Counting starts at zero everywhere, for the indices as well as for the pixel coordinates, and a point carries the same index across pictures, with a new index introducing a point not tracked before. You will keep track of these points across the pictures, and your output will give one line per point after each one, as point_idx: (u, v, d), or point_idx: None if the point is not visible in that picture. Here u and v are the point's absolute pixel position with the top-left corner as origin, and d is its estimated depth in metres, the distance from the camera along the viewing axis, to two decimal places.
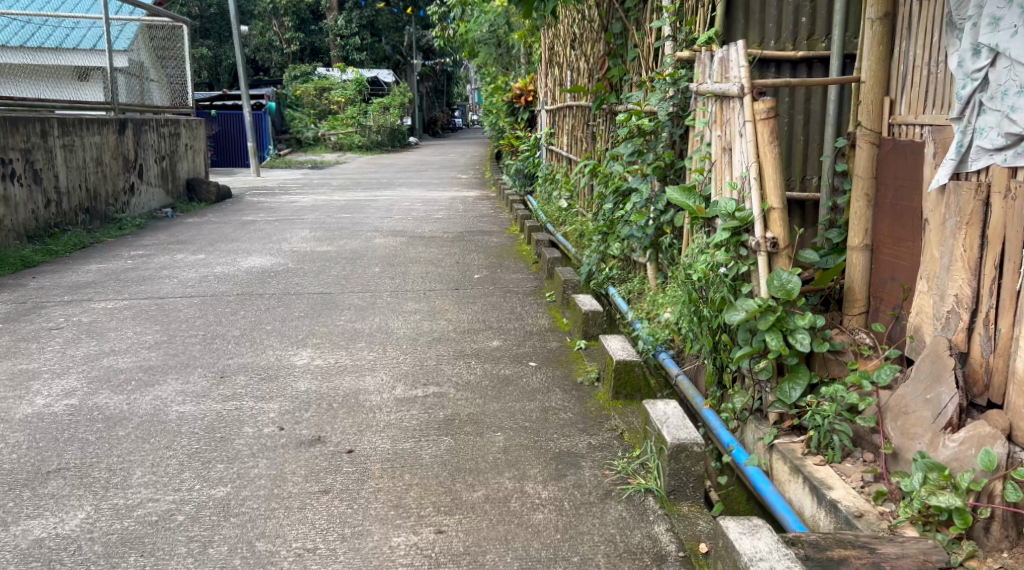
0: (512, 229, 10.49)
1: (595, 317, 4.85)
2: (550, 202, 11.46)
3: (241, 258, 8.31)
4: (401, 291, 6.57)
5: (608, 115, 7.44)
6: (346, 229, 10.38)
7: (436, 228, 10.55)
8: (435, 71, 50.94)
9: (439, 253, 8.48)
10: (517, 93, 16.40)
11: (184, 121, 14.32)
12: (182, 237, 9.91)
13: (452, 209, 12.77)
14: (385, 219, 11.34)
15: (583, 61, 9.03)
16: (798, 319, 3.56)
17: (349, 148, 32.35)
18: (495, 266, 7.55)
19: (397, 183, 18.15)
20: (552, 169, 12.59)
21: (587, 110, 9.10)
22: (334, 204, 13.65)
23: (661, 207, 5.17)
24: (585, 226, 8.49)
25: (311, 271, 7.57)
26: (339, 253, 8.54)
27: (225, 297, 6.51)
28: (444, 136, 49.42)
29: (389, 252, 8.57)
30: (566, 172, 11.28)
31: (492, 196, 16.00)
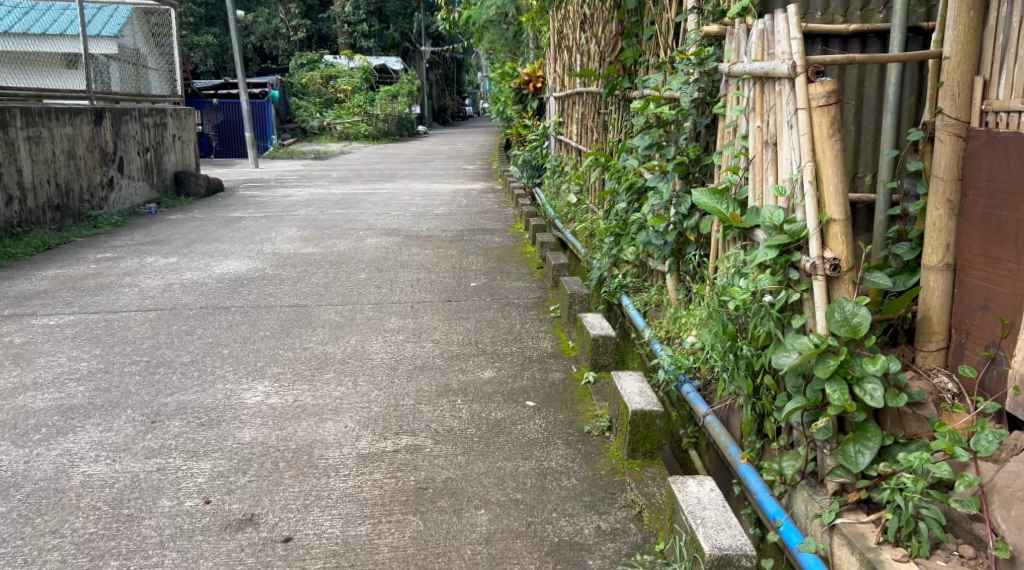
0: (517, 225, 9.70)
1: (606, 343, 4.05)
2: (559, 196, 10.66)
3: (216, 262, 7.57)
4: (385, 303, 5.81)
5: (621, 102, 6.63)
6: (337, 227, 9.62)
7: (435, 224, 9.79)
8: (445, 58, 50.04)
9: (434, 255, 7.70)
10: (525, 79, 15.58)
11: (172, 110, 13.53)
12: (159, 236, 9.17)
13: (455, 203, 12.00)
14: (382, 215, 10.56)
15: (594, 42, 8.22)
16: (866, 363, 2.74)
17: (354, 137, 31.58)
18: (494, 272, 6.77)
19: (400, 174, 17.38)
20: (562, 161, 11.79)
21: (598, 97, 8.29)
22: (330, 198, 12.88)
23: (684, 210, 4.35)
24: (596, 225, 7.69)
25: (291, 277, 6.82)
26: (324, 256, 7.78)
27: (185, 310, 5.77)
28: (454, 125, 48.57)
29: (380, 255, 7.81)
30: (575, 163, 10.46)
31: (498, 188, 15.23)
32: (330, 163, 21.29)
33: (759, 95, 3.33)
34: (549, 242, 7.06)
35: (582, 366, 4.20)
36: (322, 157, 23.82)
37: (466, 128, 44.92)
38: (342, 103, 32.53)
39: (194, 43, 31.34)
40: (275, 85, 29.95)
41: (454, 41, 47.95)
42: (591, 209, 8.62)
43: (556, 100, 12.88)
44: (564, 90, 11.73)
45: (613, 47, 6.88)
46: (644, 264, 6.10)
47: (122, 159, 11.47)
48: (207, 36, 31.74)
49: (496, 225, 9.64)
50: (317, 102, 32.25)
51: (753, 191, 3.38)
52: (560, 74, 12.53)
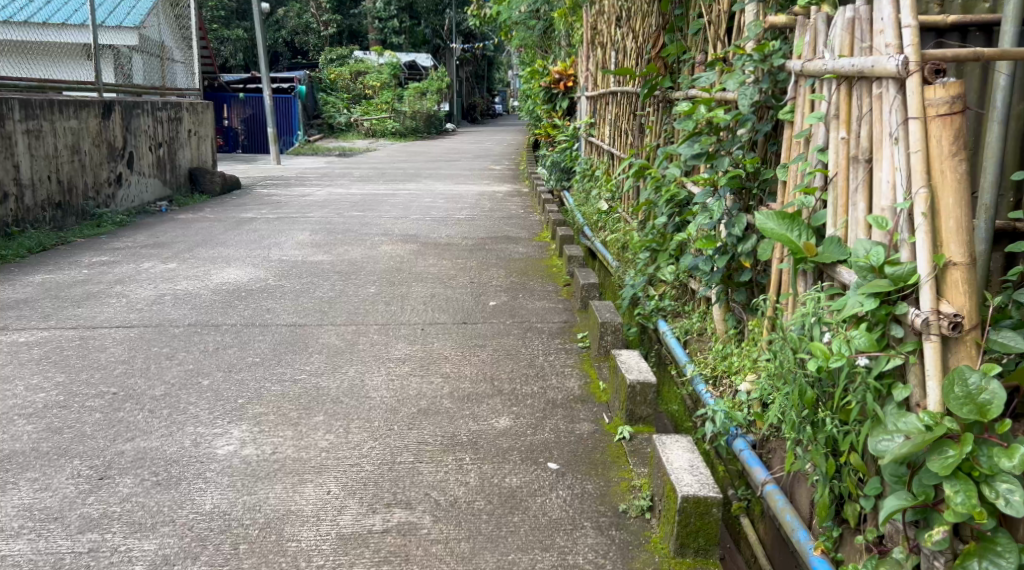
0: (544, 233, 9.06)
1: (645, 392, 3.36)
2: (590, 202, 9.99)
3: (217, 269, 6.99)
4: (394, 324, 5.21)
5: (662, 103, 5.99)
6: (352, 232, 9.02)
7: (458, 231, 9.16)
8: (476, 55, 49.50)
9: (452, 267, 7.08)
10: (556, 77, 14.92)
11: (188, 105, 12.86)
12: (162, 238, 8.62)
13: (479, 207, 11.38)
14: (401, 220, 9.96)
15: (634, 38, 7.55)
16: (998, 455, 2.07)
17: (381, 134, 31.07)
18: (516, 289, 6.13)
19: (424, 174, 16.80)
20: (593, 165, 11.12)
21: (634, 98, 7.65)
22: (349, 199, 12.31)
23: (740, 234, 3.67)
24: (630, 237, 7.05)
25: (293, 290, 6.22)
26: (333, 265, 7.18)
27: (172, 328, 5.18)
28: (483, 123, 48.02)
29: (393, 264, 7.21)
30: (608, 167, 9.81)
31: (526, 191, 14.59)
32: (354, 161, 20.76)
33: (846, 99, 2.67)
34: (578, 256, 6.42)
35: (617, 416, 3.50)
36: (347, 154, 23.31)
37: (496, 126, 44.31)
38: (370, 99, 32.03)
39: (222, 36, 30.98)
40: (302, 80, 29.48)
41: (486, 37, 47.34)
42: (625, 219, 7.95)
43: (589, 100, 12.22)
44: (598, 89, 11.06)
45: (653, 43, 6.21)
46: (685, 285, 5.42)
47: (132, 155, 10.87)
48: (236, 29, 31.37)
49: (522, 233, 9.00)
50: (345, 98, 31.78)
51: (831, 217, 2.73)
52: (594, 73, 11.85)
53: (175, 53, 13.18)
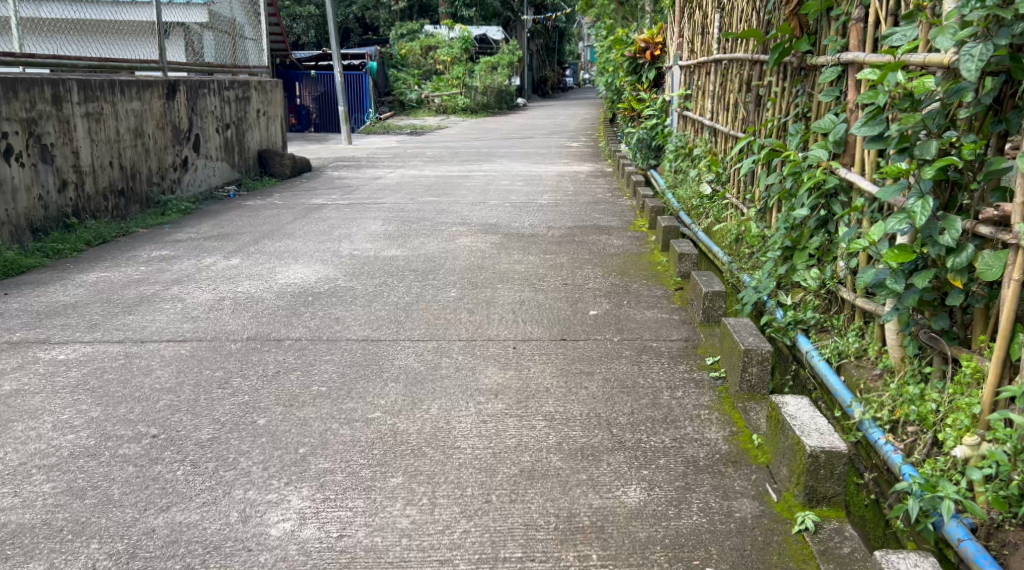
0: (638, 220, 8.22)
1: (832, 464, 2.67)
2: (692, 186, 9.12)
3: (282, 266, 6.30)
4: (481, 341, 4.43)
5: (809, 74, 5.31)
6: (427, 221, 8.28)
7: (543, 219, 8.35)
8: (546, 28, 48.44)
9: (543, 264, 6.27)
10: (641, 47, 14.03)
11: (256, 82, 12.08)
12: (226, 228, 8.00)
13: (562, 191, 10.56)
14: (480, 207, 9.18)
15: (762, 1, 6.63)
16: None
17: (453, 110, 30.40)
18: (617, 294, 5.33)
19: (499, 153, 16.03)
20: (689, 143, 10.22)
21: (756, 67, 6.91)
22: (423, 182, 11.62)
23: (953, 243, 2.93)
24: (749, 228, 6.39)
25: (366, 294, 5.49)
26: (409, 261, 6.44)
27: (229, 344, 4.46)
28: (554, 97, 47.05)
29: (477, 260, 6.46)
30: (709, 147, 8.95)
31: (608, 170, 13.73)
32: (426, 139, 20.11)
33: None
34: (692, 253, 5.58)
35: (787, 489, 2.79)
36: (418, 133, 22.66)
37: (568, 101, 43.28)
38: (441, 75, 31.37)
39: (294, 14, 30.63)
40: (374, 56, 28.92)
41: (558, 10, 46.25)
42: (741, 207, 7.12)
43: (683, 72, 11.30)
44: (697, 60, 10.13)
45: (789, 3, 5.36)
46: (831, 292, 4.68)
47: (198, 137, 10.08)
48: (308, 6, 30.94)
49: (613, 222, 8.17)
50: (415, 74, 31.12)
51: None
52: (691, 43, 10.91)
53: (246, 30, 12.69)
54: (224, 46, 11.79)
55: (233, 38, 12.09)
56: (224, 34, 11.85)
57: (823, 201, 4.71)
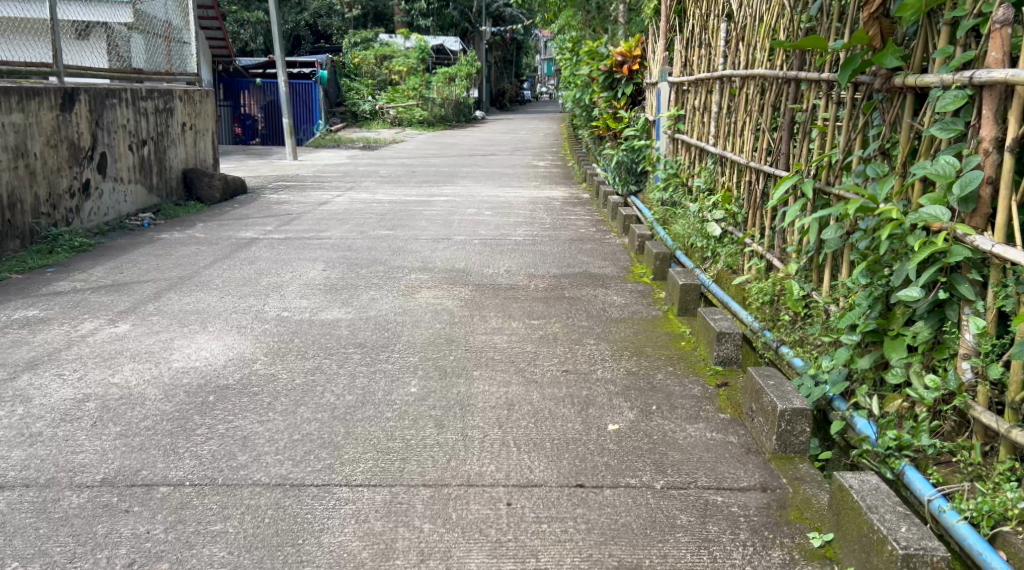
0: (638, 266, 6.82)
1: None
2: (694, 222, 7.77)
3: (182, 338, 4.75)
4: (456, 494, 2.94)
5: (901, 96, 3.97)
6: (381, 265, 6.78)
7: (521, 263, 6.87)
8: (504, 40, 47.34)
9: (532, 338, 4.81)
10: (618, 60, 12.73)
11: (184, 91, 10.45)
12: (126, 274, 6.39)
13: (538, 223, 9.11)
14: (444, 246, 7.68)
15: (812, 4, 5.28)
16: None
17: (408, 123, 28.85)
18: (638, 394, 3.90)
19: (461, 173, 14.58)
20: (686, 172, 8.91)
21: (800, 87, 5.60)
22: (376, 208, 10.10)
23: None
24: (790, 292, 5.04)
25: (291, 390, 3.96)
26: (353, 331, 4.91)
27: (67, 496, 2.91)
28: (511, 112, 45.91)
29: (445, 330, 4.97)
30: (717, 179, 7.62)
31: (583, 195, 12.35)
32: (380, 155, 18.59)
33: None
34: (737, 331, 4.18)
35: None
36: (371, 147, 21.08)
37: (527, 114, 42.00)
38: (396, 85, 29.80)
39: (242, 20, 28.84)
40: (326, 65, 27.26)
41: (517, 21, 44.92)
42: (770, 258, 5.79)
43: (673, 90, 9.96)
44: (694, 76, 8.79)
45: (869, 3, 4.03)
46: (957, 409, 3.30)
47: (104, 156, 8.45)
48: (257, 12, 29.29)
49: (607, 269, 6.74)
50: (370, 84, 29.34)
51: None
52: (685, 56, 9.55)
53: (178, 33, 11.07)
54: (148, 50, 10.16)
55: (159, 41, 10.47)
56: (148, 36, 10.23)
57: (941, 277, 3.33)
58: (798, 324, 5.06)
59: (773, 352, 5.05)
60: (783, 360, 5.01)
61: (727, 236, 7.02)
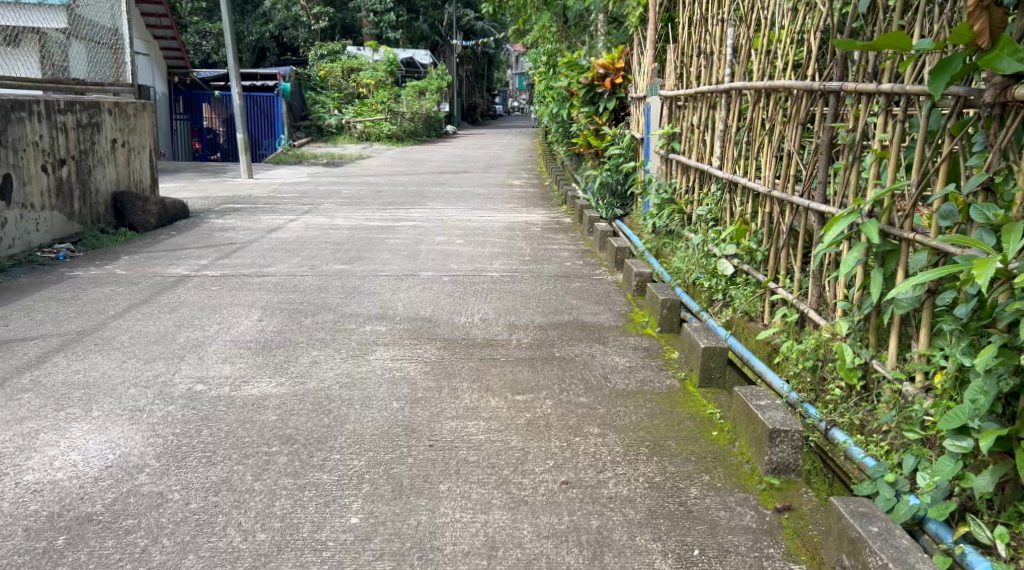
0: (638, 311, 5.75)
1: None
2: (697, 256, 6.74)
3: (51, 431, 3.51)
4: None
5: None
6: (330, 312, 5.63)
7: (501, 309, 5.73)
8: (475, 54, 46.49)
9: (516, 425, 3.68)
10: (600, 73, 11.70)
11: (117, 103, 9.24)
12: (14, 326, 5.16)
13: (516, 254, 8.00)
14: (409, 287, 6.50)
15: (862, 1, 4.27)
16: None
17: (376, 138, 27.74)
18: (668, 526, 2.84)
19: (431, 193, 13.49)
20: (682, 196, 7.88)
21: (840, 102, 4.61)
22: (333, 236, 8.96)
23: None
24: (843, 361, 4.03)
25: (179, 526, 2.78)
26: (284, 416, 3.73)
27: None
28: (483, 126, 45.02)
29: (403, 411, 3.83)
30: (724, 206, 6.60)
31: (563, 219, 11.31)
32: (344, 172, 17.44)
33: None
34: (796, 429, 3.14)
35: None
36: (336, 164, 19.94)
37: (498, 129, 41.11)
38: (364, 99, 28.62)
39: (204, 30, 27.48)
40: (289, 77, 26.00)
41: (489, 34, 43.84)
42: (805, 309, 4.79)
43: (664, 104, 8.90)
44: (692, 89, 7.77)
45: None
46: None
47: (10, 178, 7.24)
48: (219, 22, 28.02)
49: (601, 316, 5.64)
50: (336, 97, 28.32)
51: None
52: (679, 67, 8.51)
53: (122, 40, 9.89)
54: (83, 58, 8.99)
55: (97, 48, 9.28)
56: (86, 43, 9.06)
57: None
58: (853, 400, 4.05)
59: (821, 434, 4.03)
60: (835, 445, 3.98)
61: (740, 276, 5.97)
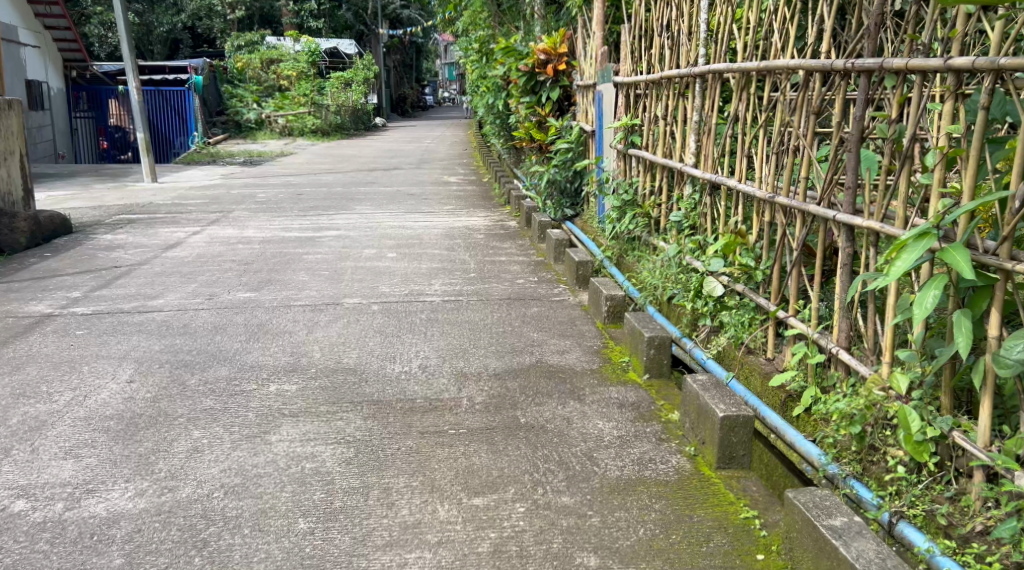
0: (614, 346, 4.63)
1: None
2: (672, 270, 5.64)
3: None
4: None
5: None
6: (225, 367, 4.44)
7: (444, 351, 4.60)
8: (403, 44, 45.03)
9: (473, 561, 2.58)
10: (540, 59, 10.52)
11: None
12: None
13: (457, 271, 6.85)
14: (329, 323, 5.32)
15: None
16: None
17: (300, 133, 26.23)
18: None
19: (358, 195, 12.26)
20: (648, 196, 6.74)
21: (874, 80, 3.47)
22: (241, 255, 7.73)
23: None
24: (907, 428, 2.97)
25: None
26: (135, 561, 2.58)
27: None
28: (413, 117, 43.63)
29: (310, 540, 2.71)
30: (705, 210, 5.47)
31: (506, 221, 10.19)
32: (263, 173, 16.06)
33: None
34: None
35: None
36: (255, 163, 18.51)
37: (429, 120, 39.76)
38: (285, 92, 27.05)
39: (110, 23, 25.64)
40: (202, 70, 24.35)
41: (416, 23, 42.34)
42: (828, 346, 3.72)
43: (619, 93, 7.70)
44: (652, 73, 6.61)
45: None
46: None
47: None
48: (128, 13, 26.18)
49: (570, 356, 4.54)
50: (255, 91, 26.69)
51: None
52: (634, 49, 7.40)
53: None
54: None
55: None
56: None
57: None
58: (921, 480, 3.00)
59: (882, 527, 2.99)
60: (902, 545, 2.93)
61: (731, 298, 4.79)
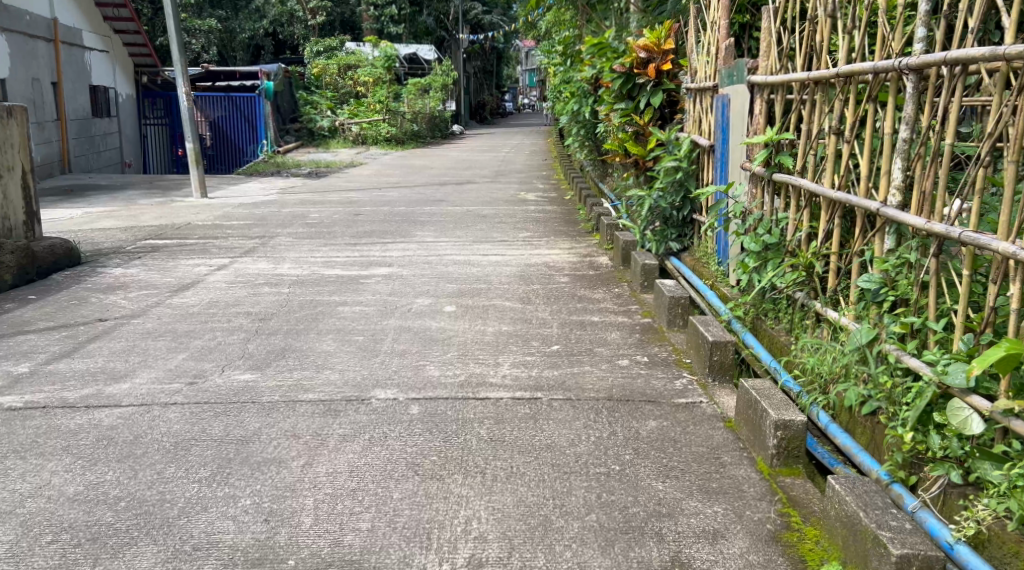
0: (802, 526, 2.74)
1: None
2: (862, 364, 3.68)
3: None
4: None
5: None
6: (152, 552, 2.69)
7: (513, 525, 2.78)
8: (485, 49, 43.64)
9: None
10: (640, 58, 8.55)
11: None
12: None
13: (535, 340, 5.00)
14: (341, 441, 3.53)
15: None
16: None
17: (373, 141, 24.73)
18: None
19: (423, 217, 10.52)
20: (803, 240, 4.75)
21: None
22: (258, 307, 6.04)
23: None
24: None
25: None
26: None
27: None
28: (493, 124, 42.10)
29: None
30: (921, 276, 3.47)
31: (597, 254, 8.29)
32: (325, 187, 14.51)
33: None
34: None
35: None
36: (319, 175, 17.03)
37: (509, 128, 38.19)
38: (360, 98, 25.54)
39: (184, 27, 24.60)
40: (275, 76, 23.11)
41: (497, 27, 40.70)
42: None
43: (754, 97, 5.71)
44: (815, 66, 4.62)
45: None
46: None
47: None
48: (206, 18, 25.17)
49: (724, 545, 2.66)
50: (328, 97, 25.37)
51: None
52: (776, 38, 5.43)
53: None
54: None
55: None
56: None
57: None
58: None
59: None
60: None
61: (1002, 445, 2.80)
